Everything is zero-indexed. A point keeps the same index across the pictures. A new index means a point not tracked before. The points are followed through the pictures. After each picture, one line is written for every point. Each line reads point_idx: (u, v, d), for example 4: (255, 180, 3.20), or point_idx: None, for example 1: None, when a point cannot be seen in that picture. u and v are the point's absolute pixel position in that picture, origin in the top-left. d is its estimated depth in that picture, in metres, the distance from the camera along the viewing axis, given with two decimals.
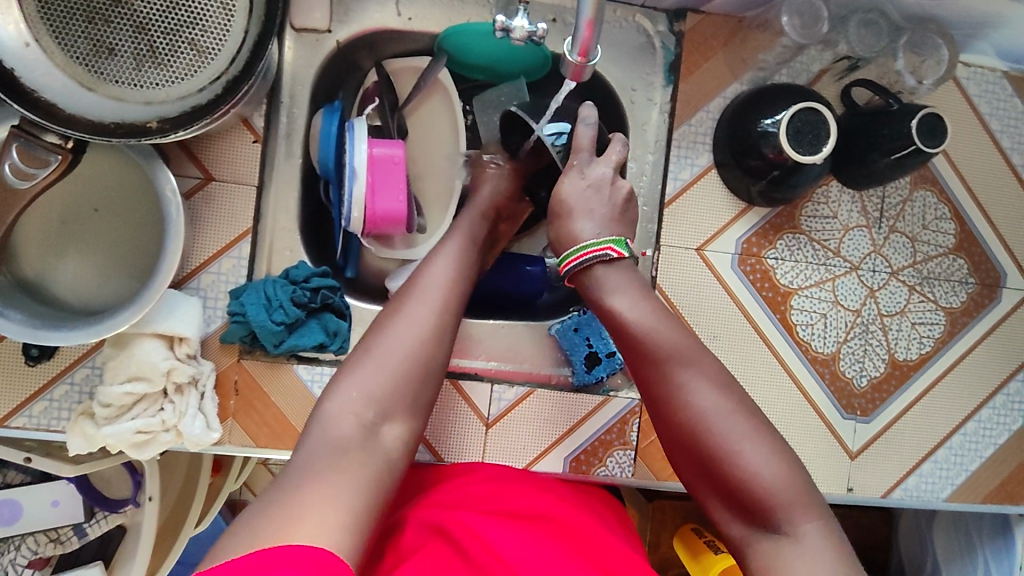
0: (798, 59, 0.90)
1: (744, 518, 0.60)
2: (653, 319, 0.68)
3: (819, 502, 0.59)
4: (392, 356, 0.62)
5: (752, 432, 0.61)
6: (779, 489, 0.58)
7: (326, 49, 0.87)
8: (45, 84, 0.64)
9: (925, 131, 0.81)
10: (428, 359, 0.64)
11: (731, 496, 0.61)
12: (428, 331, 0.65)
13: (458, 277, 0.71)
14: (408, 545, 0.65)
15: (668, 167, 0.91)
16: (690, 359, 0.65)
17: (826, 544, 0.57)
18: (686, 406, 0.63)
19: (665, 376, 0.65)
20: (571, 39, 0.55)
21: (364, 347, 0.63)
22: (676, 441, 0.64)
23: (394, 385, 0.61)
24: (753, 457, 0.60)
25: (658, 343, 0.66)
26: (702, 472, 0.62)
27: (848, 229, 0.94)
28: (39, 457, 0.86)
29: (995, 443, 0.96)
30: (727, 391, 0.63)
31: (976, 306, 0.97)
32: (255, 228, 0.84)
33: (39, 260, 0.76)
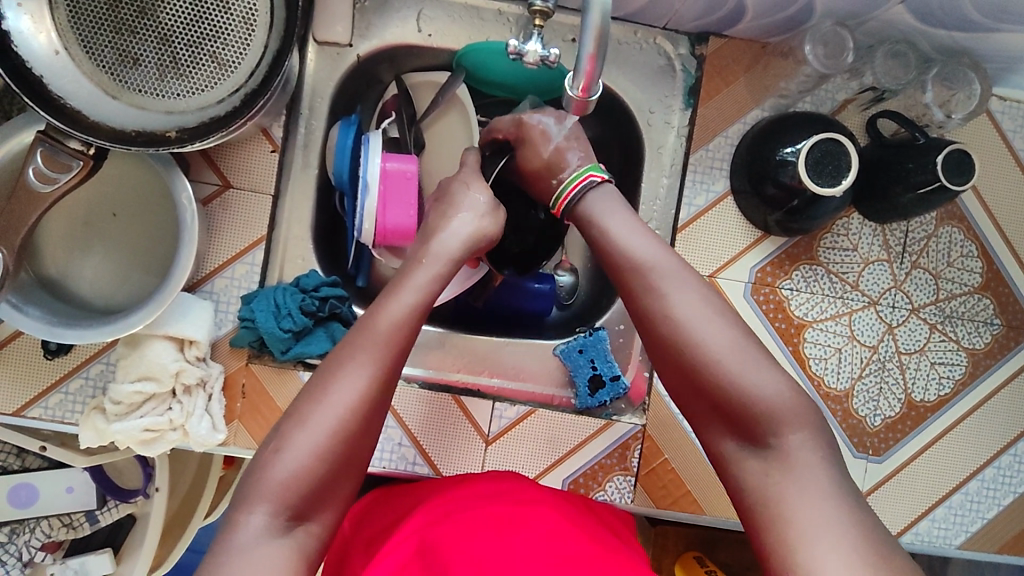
0: (822, 88, 0.87)
1: (733, 430, 0.61)
2: (645, 241, 0.70)
3: (810, 417, 0.60)
4: (308, 447, 0.57)
5: (743, 347, 0.63)
6: (771, 403, 0.60)
7: (347, 63, 0.89)
8: (71, 92, 0.66)
9: (952, 166, 0.78)
10: (360, 439, 0.59)
11: (720, 409, 0.62)
12: (351, 421, 0.59)
13: (398, 337, 0.62)
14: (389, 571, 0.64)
15: (683, 193, 0.90)
16: (676, 274, 0.67)
17: (814, 455, 0.58)
18: (676, 318, 0.64)
19: (658, 291, 0.66)
20: (574, 75, 0.56)
21: (286, 430, 0.58)
22: (665, 352, 0.65)
23: (307, 482, 0.57)
24: (743, 369, 0.61)
25: (653, 261, 0.68)
26: (693, 387, 0.64)
27: (868, 263, 0.91)
28: (52, 447, 0.92)
29: (1014, 492, 0.93)
30: (716, 308, 0.65)
31: (1000, 348, 0.93)
32: (269, 236, 0.86)
33: (62, 257, 0.79)
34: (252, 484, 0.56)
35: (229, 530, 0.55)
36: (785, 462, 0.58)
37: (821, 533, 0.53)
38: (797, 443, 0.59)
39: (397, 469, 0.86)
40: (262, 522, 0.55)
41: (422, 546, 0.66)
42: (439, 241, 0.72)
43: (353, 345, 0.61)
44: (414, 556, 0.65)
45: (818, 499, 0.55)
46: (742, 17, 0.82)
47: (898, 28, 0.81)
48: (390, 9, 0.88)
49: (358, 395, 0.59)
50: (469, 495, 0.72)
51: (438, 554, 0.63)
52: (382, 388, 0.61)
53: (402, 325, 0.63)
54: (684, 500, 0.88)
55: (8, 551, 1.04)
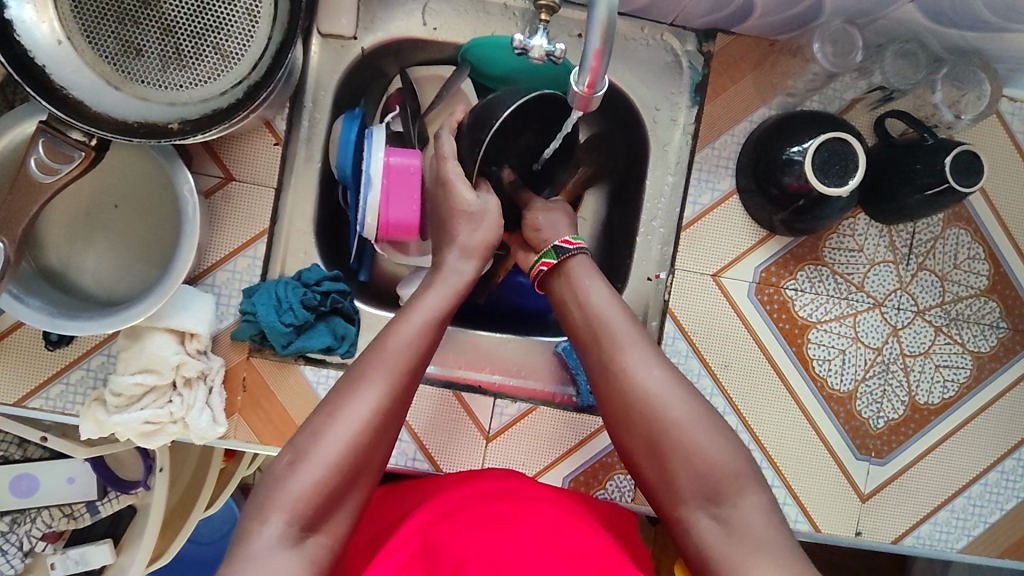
0: (830, 86, 0.86)
1: (692, 497, 0.61)
2: (611, 303, 0.70)
3: (759, 479, 0.62)
4: (321, 463, 0.57)
5: (698, 412, 0.64)
6: (726, 469, 0.61)
7: (351, 56, 0.88)
8: (73, 82, 0.66)
9: (960, 168, 0.78)
10: (373, 451, 0.60)
11: (678, 476, 0.62)
12: (368, 438, 0.59)
13: (413, 357, 0.64)
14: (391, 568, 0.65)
15: (688, 191, 0.89)
16: (634, 338, 0.68)
17: (766, 519, 0.59)
18: (634, 382, 0.65)
19: (617, 354, 0.67)
20: (579, 70, 0.55)
21: (302, 442, 0.59)
22: (622, 419, 0.65)
23: (323, 495, 0.57)
24: (697, 434, 0.62)
25: (614, 326, 0.69)
26: (650, 454, 0.64)
27: (874, 264, 0.91)
28: (53, 438, 0.91)
29: (1016, 497, 0.92)
30: (671, 373, 0.66)
31: (1006, 351, 0.92)
32: (272, 230, 0.85)
33: (63, 247, 0.79)
34: (267, 497, 0.56)
35: (243, 537, 0.55)
36: (740, 528, 0.59)
37: None
38: (751, 507, 0.60)
39: (397, 465, 0.86)
40: (277, 530, 0.55)
41: (423, 546, 0.66)
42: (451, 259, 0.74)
43: (366, 362, 0.62)
44: (415, 554, 0.66)
45: (775, 561, 0.56)
46: (751, 14, 0.81)
47: (908, 27, 0.80)
48: (395, 3, 0.87)
49: (374, 411, 0.60)
50: (470, 494, 0.72)
51: (440, 553, 0.64)
52: (398, 401, 0.62)
53: (415, 343, 0.64)
54: None
55: (9, 541, 1.04)
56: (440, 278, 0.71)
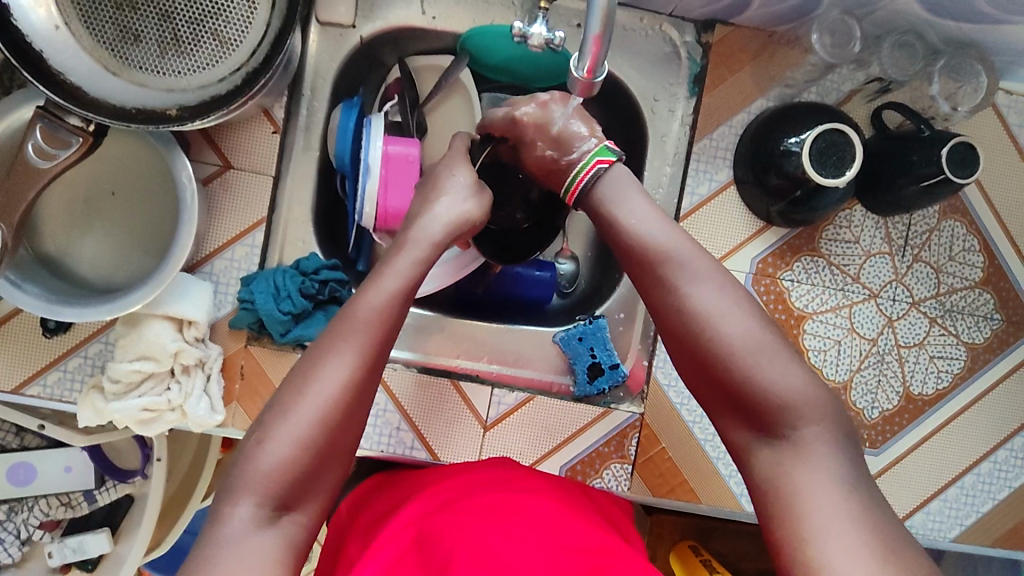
0: (827, 78, 0.87)
1: (749, 421, 0.61)
2: (668, 229, 0.68)
3: (826, 408, 0.59)
4: (291, 439, 0.57)
5: (761, 338, 0.61)
6: (787, 398, 0.59)
7: (350, 44, 0.88)
8: (71, 67, 0.66)
9: (956, 159, 0.78)
10: (344, 428, 0.59)
11: (735, 400, 0.61)
12: (335, 411, 0.58)
13: (383, 325, 0.62)
14: (386, 558, 0.65)
15: (686, 182, 0.90)
16: (698, 262, 0.65)
17: (826, 450, 0.57)
18: (693, 311, 0.63)
19: (675, 282, 0.65)
20: (578, 55, 0.55)
21: (270, 419, 0.58)
22: (680, 341, 0.64)
23: (295, 471, 0.57)
24: (758, 362, 0.60)
25: (675, 252, 0.66)
26: (710, 379, 0.63)
27: (870, 255, 0.91)
28: (50, 426, 0.91)
29: (1009, 486, 0.93)
30: (734, 298, 0.63)
31: (999, 343, 0.93)
32: (270, 218, 0.85)
33: (61, 234, 0.79)
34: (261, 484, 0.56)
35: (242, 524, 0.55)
36: (798, 453, 0.58)
37: (833, 534, 0.53)
38: (810, 439, 0.58)
39: (396, 454, 0.87)
40: (249, 513, 0.55)
41: (419, 536, 0.66)
42: (423, 224, 0.70)
43: (333, 333, 0.61)
44: (410, 546, 0.66)
45: (828, 497, 0.55)
46: (749, 4, 0.81)
47: (905, 18, 0.80)
48: None
49: (342, 381, 0.59)
50: (468, 483, 0.73)
51: (435, 543, 0.64)
52: (368, 372, 0.61)
53: (384, 314, 0.62)
54: (680, 489, 0.89)
55: (6, 529, 1.06)
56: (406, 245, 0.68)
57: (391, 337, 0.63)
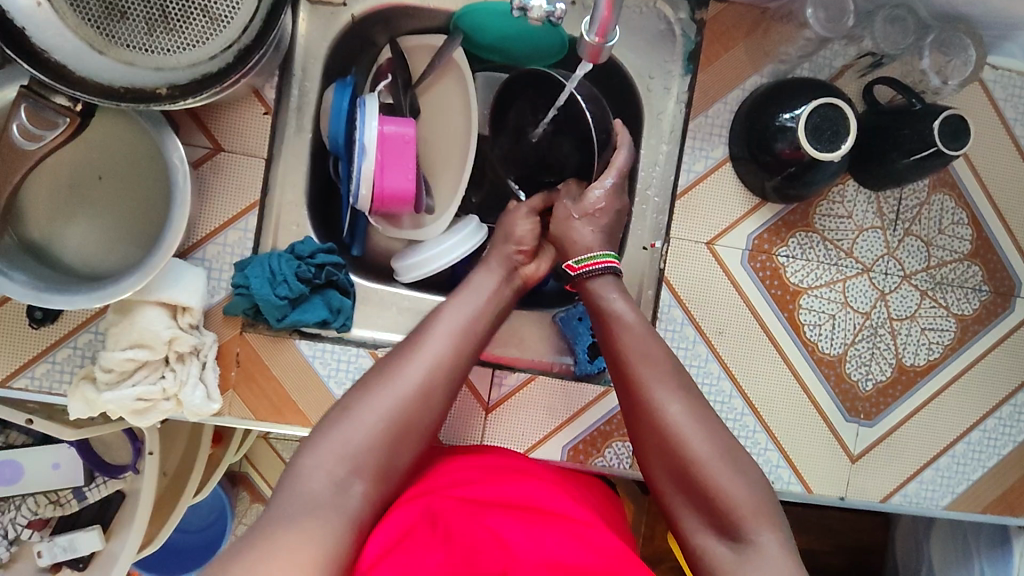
0: (821, 53, 0.87)
1: (704, 522, 0.61)
2: (639, 332, 0.70)
3: (776, 515, 0.60)
4: (376, 414, 0.61)
5: (721, 449, 0.62)
6: (742, 502, 0.59)
7: (341, 23, 0.86)
8: (55, 46, 0.63)
9: (947, 133, 0.79)
10: (418, 414, 0.63)
11: (695, 505, 0.61)
12: (419, 393, 0.64)
13: (468, 330, 0.70)
14: (394, 529, 0.61)
15: (683, 159, 0.90)
16: (663, 367, 0.67)
17: (784, 556, 0.57)
18: (659, 412, 0.64)
19: (643, 384, 0.66)
20: (590, 18, 0.55)
21: (354, 397, 0.63)
22: (646, 441, 0.65)
23: (375, 441, 0.61)
24: (717, 468, 0.61)
25: (641, 355, 0.68)
26: (675, 483, 0.63)
27: (863, 230, 0.92)
28: (39, 420, 0.88)
29: (998, 454, 0.96)
30: (698, 403, 0.65)
31: (988, 314, 0.95)
32: (263, 201, 0.84)
33: (46, 221, 0.77)
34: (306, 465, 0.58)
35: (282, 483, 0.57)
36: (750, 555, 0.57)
37: None
38: (767, 543, 0.57)
39: None
40: (324, 476, 0.58)
41: (430, 512, 0.63)
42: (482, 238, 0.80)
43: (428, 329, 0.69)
44: (420, 521, 0.62)
45: None
46: None
47: None
48: None
49: (432, 366, 0.65)
50: (474, 468, 0.73)
51: (452, 525, 0.61)
52: (452, 368, 0.67)
53: (469, 320, 0.71)
54: None
55: None
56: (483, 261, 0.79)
57: (476, 345, 0.70)
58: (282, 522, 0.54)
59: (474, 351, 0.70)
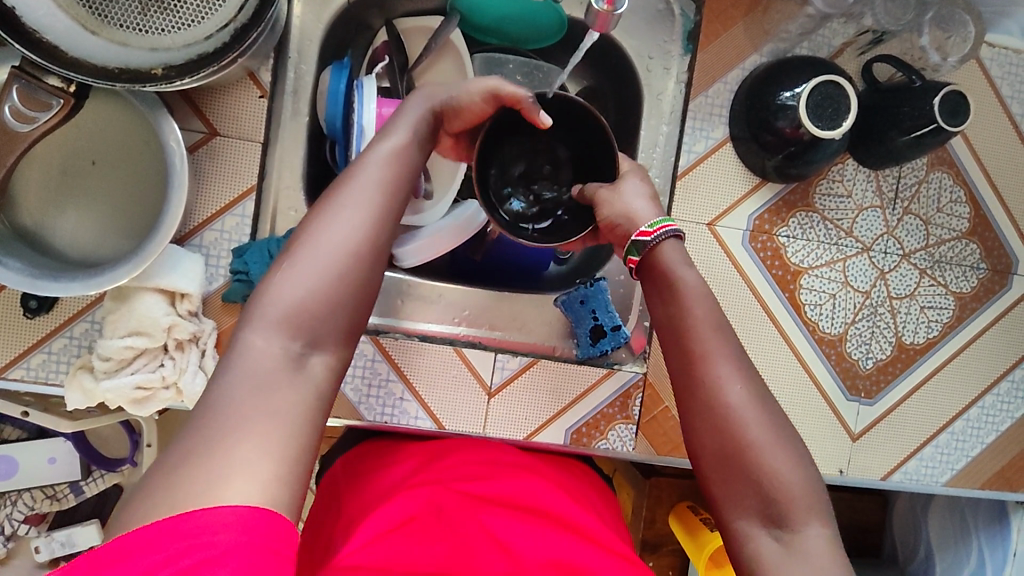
0: (819, 31, 0.87)
1: (754, 515, 0.56)
2: (699, 297, 0.62)
3: (829, 512, 0.56)
4: (318, 270, 0.51)
5: (779, 437, 0.57)
6: (796, 490, 0.55)
7: (336, 4, 0.85)
8: (47, 26, 0.62)
9: (947, 109, 0.79)
10: (359, 271, 0.52)
11: (746, 492, 0.56)
12: (356, 245, 0.52)
13: (402, 164, 0.58)
14: (400, 512, 0.65)
15: (682, 140, 0.89)
16: (728, 343, 0.60)
17: (831, 555, 0.54)
18: (719, 393, 0.58)
19: (705, 359, 0.59)
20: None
21: (281, 260, 0.52)
22: (701, 423, 0.59)
23: (318, 303, 0.51)
24: (775, 458, 0.56)
25: (703, 324, 0.61)
26: (724, 466, 0.57)
27: (862, 209, 0.92)
28: (35, 412, 0.87)
29: (997, 430, 0.96)
30: (760, 387, 0.59)
31: (986, 292, 0.96)
32: (260, 186, 0.82)
33: (37, 207, 0.75)
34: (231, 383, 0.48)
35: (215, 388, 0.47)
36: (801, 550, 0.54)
37: None
38: (816, 540, 0.54)
39: (400, 423, 0.86)
40: (275, 351, 0.49)
41: (438, 505, 0.67)
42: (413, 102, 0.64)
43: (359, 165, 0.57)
44: (428, 510, 0.66)
45: None
46: None
47: None
48: None
49: (364, 212, 0.53)
50: (479, 461, 0.75)
51: (458, 523, 0.65)
52: (392, 209, 0.56)
53: (403, 155, 0.58)
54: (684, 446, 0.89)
55: None
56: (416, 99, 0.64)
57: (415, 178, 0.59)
58: (229, 407, 0.45)
59: (412, 186, 0.58)
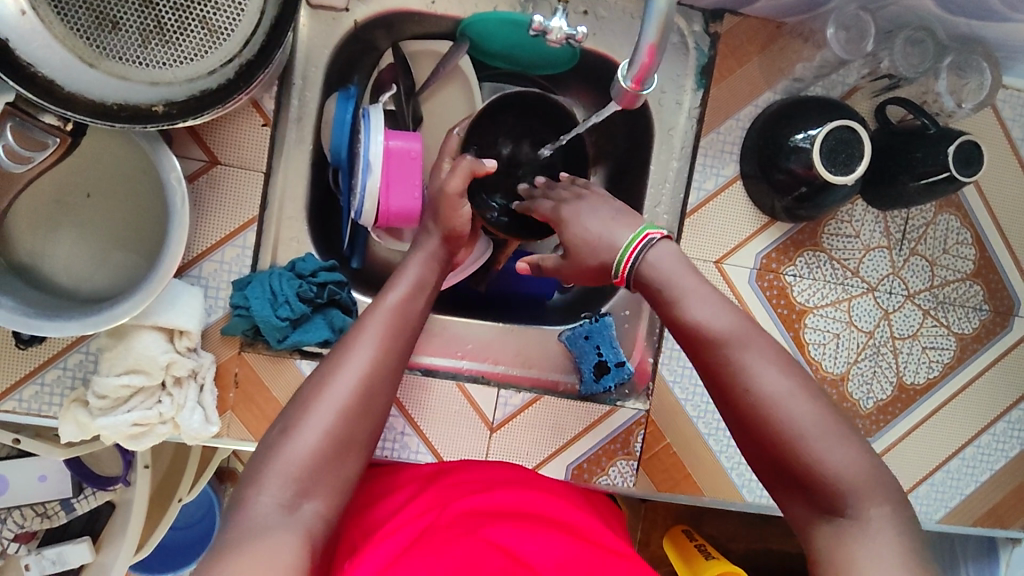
0: (836, 73, 0.87)
1: (818, 512, 0.55)
2: (716, 302, 0.61)
3: (890, 487, 0.55)
4: (326, 415, 0.58)
5: (825, 418, 0.56)
6: (851, 474, 0.54)
7: (343, 29, 0.82)
8: (43, 58, 0.59)
9: (961, 159, 0.78)
10: (360, 425, 0.59)
11: (805, 486, 0.55)
12: (358, 396, 0.59)
13: (401, 321, 0.65)
14: (402, 538, 0.63)
15: (693, 176, 0.88)
16: (754, 339, 0.58)
17: (897, 531, 0.52)
18: (756, 390, 0.56)
19: (734, 359, 0.58)
20: (627, 64, 0.55)
21: (293, 413, 0.58)
22: (749, 432, 0.57)
23: (319, 460, 0.56)
24: (826, 442, 0.55)
25: (726, 324, 0.59)
26: (773, 461, 0.57)
27: (870, 250, 0.92)
28: (27, 440, 0.86)
29: (991, 469, 0.97)
30: (800, 375, 0.57)
31: (987, 333, 0.96)
32: (261, 216, 0.80)
33: (32, 238, 0.73)
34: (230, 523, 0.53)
35: None
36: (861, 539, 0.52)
37: None
38: (881, 520, 0.53)
39: (401, 458, 0.85)
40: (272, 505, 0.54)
41: (434, 523, 0.64)
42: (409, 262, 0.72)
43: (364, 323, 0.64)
44: (425, 530, 0.63)
45: None
46: None
47: (916, 13, 0.79)
48: None
49: (369, 366, 0.61)
50: (478, 480, 0.73)
51: (453, 537, 0.61)
52: (390, 359, 0.63)
53: (406, 307, 0.66)
54: (684, 483, 0.89)
55: None
56: (421, 247, 0.74)
57: (412, 330, 0.67)
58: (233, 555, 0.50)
59: (415, 334, 0.67)
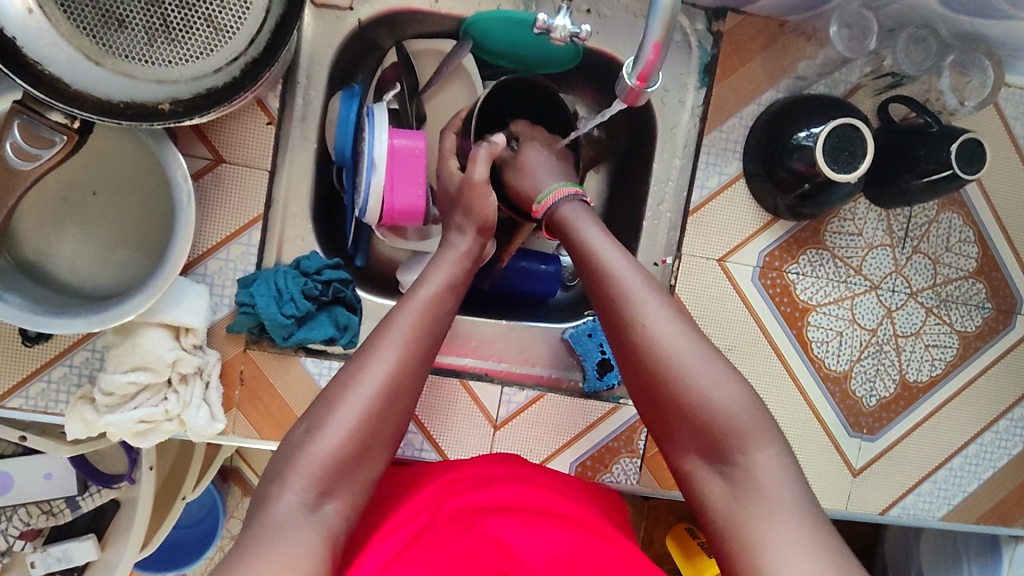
0: (839, 71, 0.87)
1: (701, 455, 0.57)
2: (616, 250, 0.65)
3: (774, 434, 0.56)
4: (350, 415, 0.58)
5: (709, 360, 0.58)
6: (730, 414, 0.55)
7: (347, 28, 0.83)
8: (50, 56, 0.60)
9: (964, 157, 0.78)
10: (382, 426, 0.59)
11: (685, 428, 0.57)
12: (383, 397, 0.59)
13: (432, 319, 0.65)
14: (405, 534, 0.63)
15: (696, 174, 0.89)
16: (645, 285, 0.62)
17: (780, 477, 0.53)
18: (639, 331, 0.60)
19: (623, 301, 0.61)
20: (632, 62, 0.55)
21: (318, 412, 0.58)
22: (632, 374, 0.60)
23: (340, 461, 0.57)
24: (703, 380, 0.57)
25: (618, 268, 0.63)
26: (654, 403, 0.59)
27: (872, 247, 0.92)
28: (33, 437, 0.86)
29: (993, 467, 0.97)
30: (684, 320, 0.60)
31: (989, 331, 0.96)
32: (266, 215, 0.81)
33: (38, 236, 0.73)
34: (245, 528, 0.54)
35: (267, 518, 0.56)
36: (747, 482, 0.54)
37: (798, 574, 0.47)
38: (761, 464, 0.54)
39: (405, 455, 0.85)
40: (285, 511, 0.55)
41: (436, 518, 0.64)
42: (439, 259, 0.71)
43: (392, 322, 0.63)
44: (426, 526, 0.63)
45: (788, 528, 0.50)
46: None
47: (920, 12, 0.80)
48: None
49: (396, 367, 0.60)
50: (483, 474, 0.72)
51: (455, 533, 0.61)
52: (417, 360, 0.62)
53: (436, 307, 0.65)
54: None
55: None
56: (454, 245, 0.73)
57: (441, 330, 0.66)
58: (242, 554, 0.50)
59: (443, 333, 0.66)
